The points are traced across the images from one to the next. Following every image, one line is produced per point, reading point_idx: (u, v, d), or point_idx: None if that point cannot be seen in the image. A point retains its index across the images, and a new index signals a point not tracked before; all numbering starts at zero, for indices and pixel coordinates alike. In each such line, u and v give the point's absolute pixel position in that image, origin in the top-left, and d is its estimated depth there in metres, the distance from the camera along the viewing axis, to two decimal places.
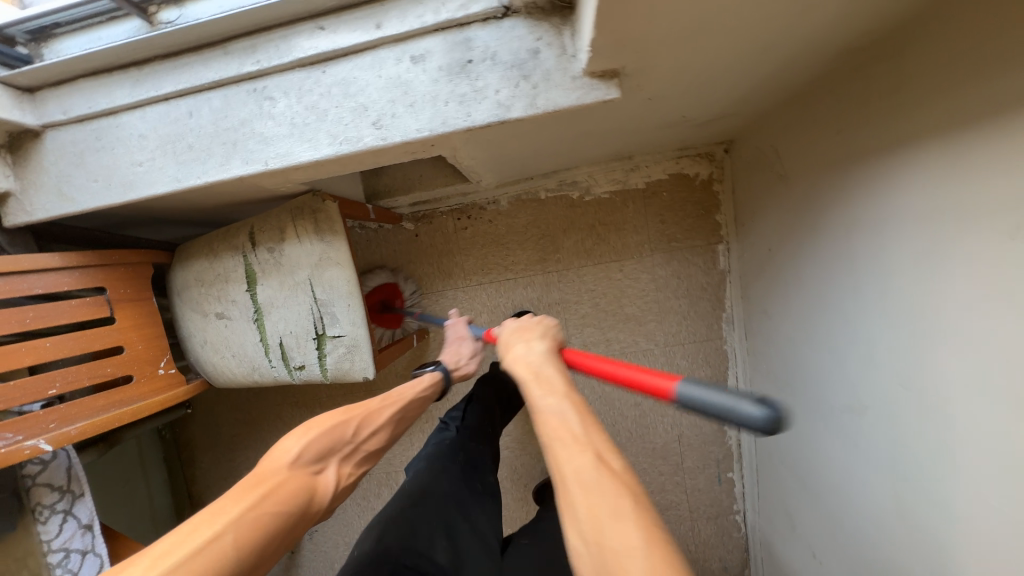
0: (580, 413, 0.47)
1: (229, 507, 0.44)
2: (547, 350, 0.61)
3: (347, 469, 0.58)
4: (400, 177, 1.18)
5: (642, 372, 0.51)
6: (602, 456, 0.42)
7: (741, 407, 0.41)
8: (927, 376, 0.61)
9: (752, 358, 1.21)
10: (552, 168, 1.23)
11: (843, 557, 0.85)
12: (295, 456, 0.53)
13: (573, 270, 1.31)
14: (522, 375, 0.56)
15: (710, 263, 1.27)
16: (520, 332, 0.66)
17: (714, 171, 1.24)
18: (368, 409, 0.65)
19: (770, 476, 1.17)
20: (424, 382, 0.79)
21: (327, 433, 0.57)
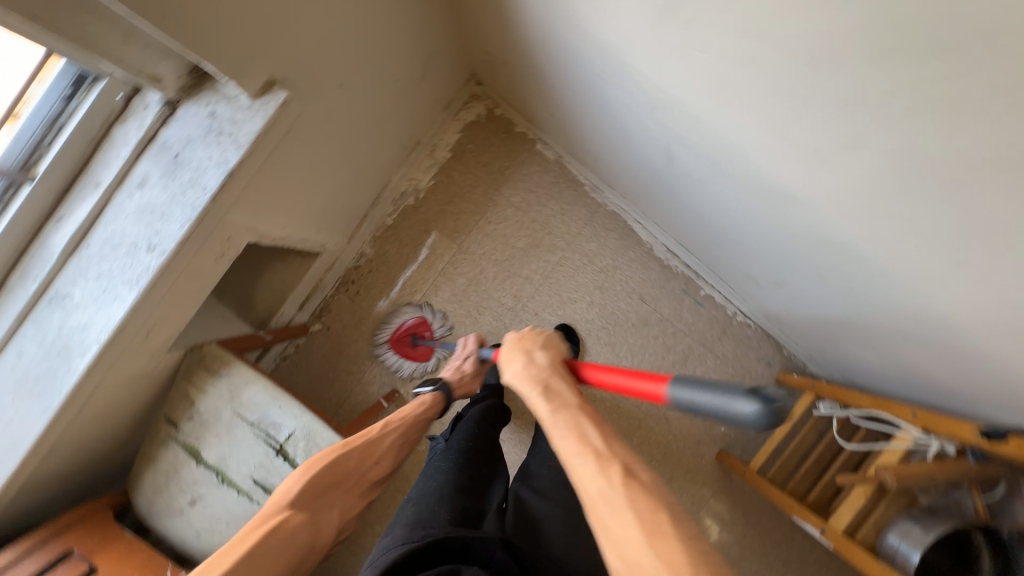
0: (591, 421, 0.57)
1: (266, 522, 0.66)
2: (549, 363, 0.67)
3: (351, 495, 0.78)
4: (271, 292, 1.28)
5: (636, 380, 0.60)
6: (608, 462, 0.51)
7: (733, 404, 0.45)
8: (648, 90, 0.73)
9: (627, 197, 1.32)
10: (376, 195, 1.37)
11: (779, 257, 0.91)
12: (294, 498, 0.70)
13: (459, 251, 1.40)
14: (527, 392, 0.63)
15: (544, 162, 1.40)
16: (513, 347, 0.71)
17: (487, 103, 1.40)
18: (375, 441, 0.84)
19: (715, 260, 1.24)
20: (424, 404, 0.96)
21: (323, 474, 0.75)
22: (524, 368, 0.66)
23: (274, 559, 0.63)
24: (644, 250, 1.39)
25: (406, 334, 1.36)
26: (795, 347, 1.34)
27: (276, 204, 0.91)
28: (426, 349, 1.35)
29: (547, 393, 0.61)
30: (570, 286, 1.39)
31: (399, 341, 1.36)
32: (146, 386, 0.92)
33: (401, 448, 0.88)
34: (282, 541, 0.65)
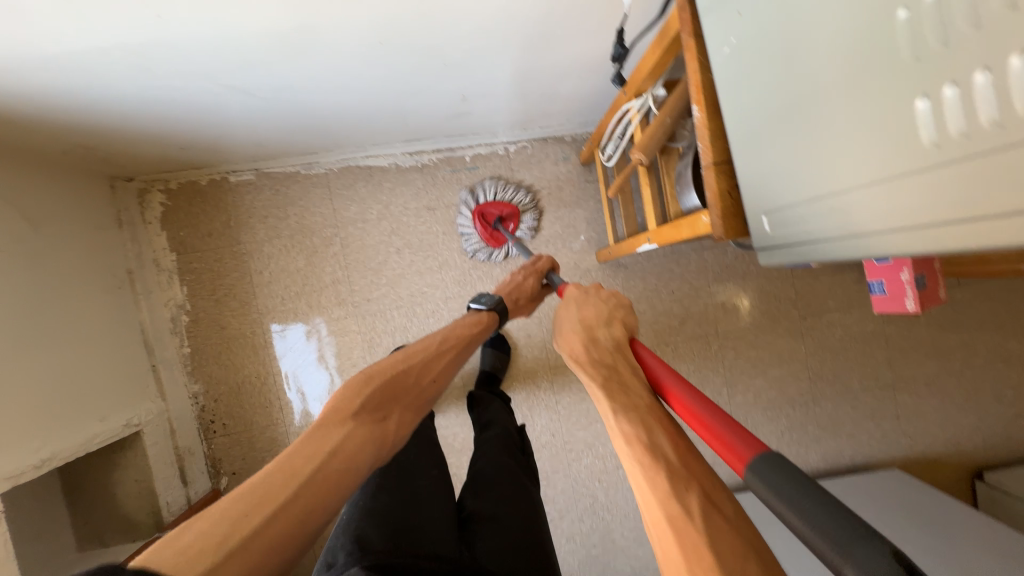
0: (665, 428, 0.47)
1: (338, 427, 0.60)
2: (613, 347, 0.61)
3: (408, 413, 0.69)
4: (138, 495, 1.18)
5: (718, 441, 0.43)
6: (686, 483, 0.42)
7: (853, 572, 0.29)
8: (110, 48, 0.67)
9: (328, 147, 1.28)
10: (144, 344, 1.25)
11: (404, 79, 0.90)
12: (361, 406, 0.63)
13: (266, 314, 1.35)
14: (587, 380, 0.56)
15: (250, 186, 1.33)
16: (570, 328, 0.65)
17: (158, 188, 1.31)
18: (434, 355, 0.77)
19: (427, 128, 1.22)
20: (483, 320, 0.93)
21: (387, 384, 0.68)
22: (584, 350, 0.60)
23: (332, 482, 0.56)
24: (394, 172, 1.37)
25: (490, 218, 1.33)
26: (569, 130, 1.39)
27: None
28: (503, 236, 1.34)
29: (609, 391, 0.53)
30: (370, 254, 1.37)
31: (483, 216, 1.33)
32: None
33: (449, 373, 0.79)
34: (350, 444, 0.59)
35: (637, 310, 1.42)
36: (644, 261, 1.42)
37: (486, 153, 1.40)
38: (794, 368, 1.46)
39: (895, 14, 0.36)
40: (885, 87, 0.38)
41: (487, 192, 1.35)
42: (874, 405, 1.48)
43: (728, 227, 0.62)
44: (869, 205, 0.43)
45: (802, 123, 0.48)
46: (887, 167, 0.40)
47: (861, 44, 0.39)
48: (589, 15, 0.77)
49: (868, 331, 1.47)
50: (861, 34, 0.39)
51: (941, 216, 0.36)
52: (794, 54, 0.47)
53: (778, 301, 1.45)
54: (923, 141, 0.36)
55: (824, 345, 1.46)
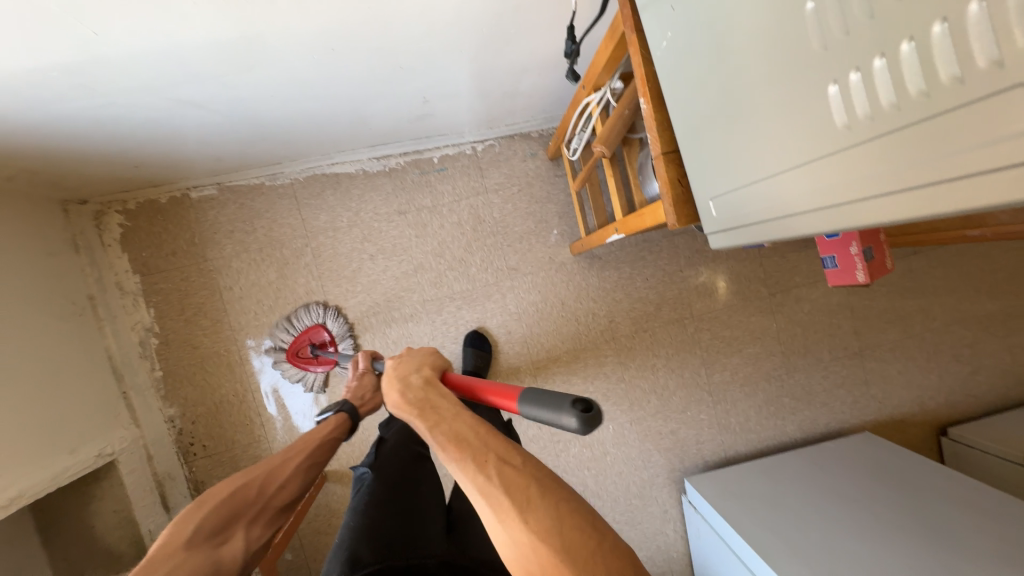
0: (462, 423, 0.62)
1: (168, 559, 0.61)
2: (423, 382, 0.71)
3: (255, 529, 0.72)
4: (118, 525, 1.15)
5: (501, 396, 0.65)
6: (490, 461, 0.56)
7: (562, 419, 0.53)
8: (47, 69, 0.65)
9: (292, 157, 1.26)
10: (113, 371, 1.21)
11: (359, 85, 0.90)
12: (193, 536, 0.65)
13: (240, 330, 1.32)
14: (410, 414, 0.66)
15: (213, 201, 1.30)
16: (393, 377, 0.74)
17: (116, 209, 1.26)
18: (278, 465, 0.80)
19: (391, 132, 1.22)
20: (334, 424, 0.92)
21: (221, 505, 0.70)
22: (402, 395, 0.70)
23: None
24: (361, 178, 1.35)
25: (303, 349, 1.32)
26: (535, 126, 1.40)
27: None
28: (328, 358, 1.30)
29: (426, 413, 0.65)
30: (344, 262, 1.35)
31: (298, 353, 1.32)
32: None
33: (300, 477, 0.82)
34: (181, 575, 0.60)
35: (614, 299, 1.45)
36: (617, 250, 1.45)
37: (453, 154, 1.39)
38: (766, 344, 1.51)
39: (803, 8, 0.39)
40: (800, 73, 0.41)
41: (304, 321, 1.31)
42: (844, 373, 1.54)
43: (681, 215, 0.65)
44: (794, 188, 0.46)
45: (732, 112, 0.51)
46: (806, 152, 0.43)
47: (776, 36, 0.43)
48: (540, 11, 0.78)
49: (834, 303, 1.53)
50: (776, 27, 0.42)
51: (860, 192, 0.39)
52: (718, 48, 0.50)
53: (748, 280, 1.50)
54: (837, 122, 0.39)
55: (794, 320, 1.52)
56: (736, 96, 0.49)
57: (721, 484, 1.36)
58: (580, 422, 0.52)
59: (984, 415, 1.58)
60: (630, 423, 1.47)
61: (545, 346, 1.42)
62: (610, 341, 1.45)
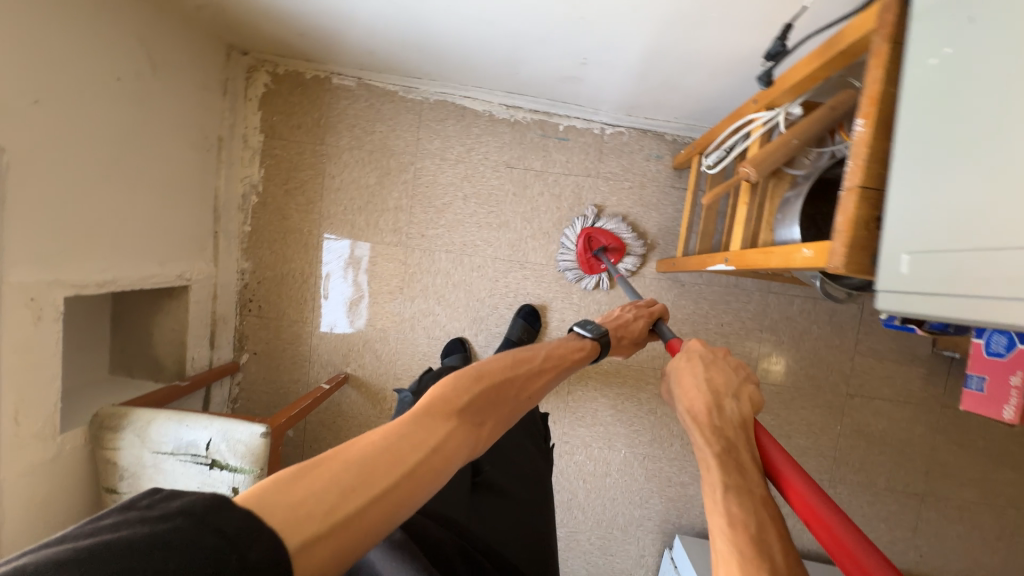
0: (774, 521, 0.49)
1: (439, 424, 0.63)
2: (739, 421, 0.62)
3: (494, 429, 0.70)
4: (170, 342, 1.27)
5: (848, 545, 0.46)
6: (775, 564, 0.46)
7: None
8: None
9: (433, 76, 1.27)
10: (214, 210, 1.31)
11: (529, 21, 0.87)
12: (463, 408, 0.66)
13: (327, 218, 1.39)
14: (703, 441, 0.59)
15: (349, 92, 1.35)
16: (693, 382, 0.67)
17: (266, 69, 1.34)
18: (538, 371, 0.80)
19: (532, 84, 1.19)
20: (586, 347, 0.91)
21: (484, 395, 0.70)
22: (707, 412, 0.62)
23: (423, 483, 0.57)
24: (486, 120, 1.35)
25: (596, 244, 1.31)
26: (672, 129, 1.31)
27: (68, 251, 0.91)
28: (599, 266, 1.31)
29: (726, 457, 0.56)
30: (438, 192, 1.37)
31: (588, 240, 1.31)
32: (66, 471, 0.95)
33: (543, 394, 0.80)
34: (446, 443, 0.62)
35: (679, 331, 1.37)
36: (703, 284, 1.35)
37: (582, 127, 1.34)
38: (821, 442, 1.37)
39: None
40: None
41: (584, 224, 1.32)
42: (893, 510, 1.37)
43: (850, 260, 0.57)
44: None
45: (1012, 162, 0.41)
46: None
47: None
48: (756, 1, 0.71)
49: (915, 433, 1.36)
50: None
51: None
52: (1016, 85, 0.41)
53: (830, 371, 1.36)
54: None
55: (862, 431, 1.36)
56: (1009, 157, 0.42)
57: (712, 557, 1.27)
58: None
59: None
60: (643, 457, 1.41)
61: None
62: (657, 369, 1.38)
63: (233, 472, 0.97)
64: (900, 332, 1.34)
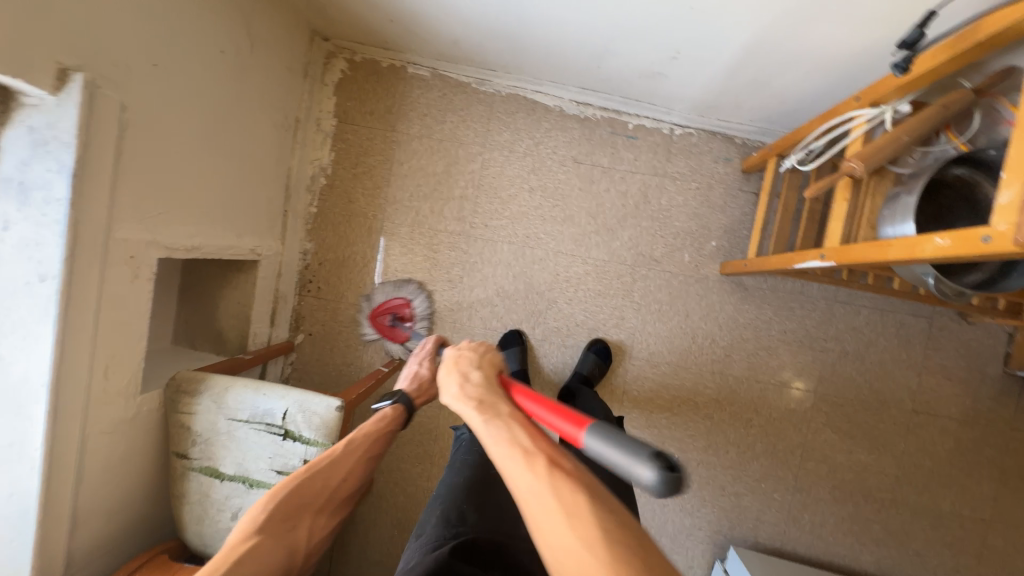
0: (520, 425, 0.65)
1: (246, 542, 0.70)
2: (480, 380, 0.75)
3: (320, 521, 0.81)
4: (234, 315, 1.28)
5: (561, 420, 0.62)
6: (535, 456, 0.59)
7: (636, 468, 0.49)
8: None
9: (508, 69, 1.29)
10: (286, 189, 1.33)
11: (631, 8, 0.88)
12: (267, 519, 0.74)
13: (391, 203, 1.40)
14: (467, 403, 0.71)
15: (422, 81, 1.37)
16: (457, 366, 0.79)
17: (344, 56, 1.38)
18: (341, 458, 0.86)
19: (610, 80, 1.20)
20: (387, 416, 0.96)
21: (291, 498, 0.78)
22: (459, 388, 0.74)
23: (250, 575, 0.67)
24: (556, 115, 1.36)
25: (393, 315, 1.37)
26: (743, 132, 1.31)
27: (166, 213, 0.93)
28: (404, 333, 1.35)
29: (481, 405, 0.69)
30: (504, 183, 1.38)
31: (382, 318, 1.37)
32: (141, 431, 0.95)
33: (357, 472, 0.88)
34: (256, 556, 0.69)
35: (739, 336, 1.35)
36: (767, 289, 1.34)
37: (651, 127, 1.35)
38: (883, 458, 1.33)
39: None
40: None
41: (392, 293, 1.38)
42: (959, 534, 1.32)
43: None
44: None
45: None
46: None
47: None
48: None
49: (983, 455, 1.31)
50: None
51: None
52: None
53: (895, 386, 1.32)
54: None
55: (927, 450, 1.32)
56: None
57: (771, 571, 1.23)
58: (661, 481, 0.47)
59: None
60: (696, 464, 1.37)
61: (650, 347, 1.36)
62: (715, 373, 1.35)
63: (305, 445, 0.96)
64: (970, 349, 1.30)
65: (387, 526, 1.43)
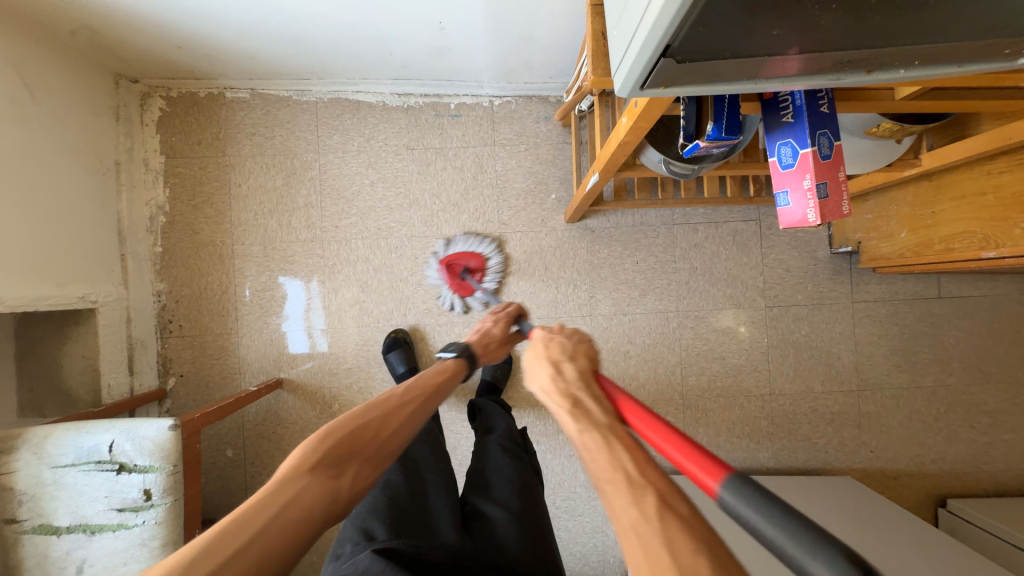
0: (622, 443, 0.51)
1: (283, 493, 0.53)
2: (578, 377, 0.63)
3: (366, 468, 0.60)
4: (83, 372, 1.23)
5: (687, 451, 0.47)
6: (642, 488, 0.45)
7: (802, 557, 0.34)
8: None
9: (320, 73, 1.33)
10: (117, 233, 1.31)
11: None
12: (314, 468, 0.56)
13: (239, 226, 1.40)
14: (556, 407, 0.60)
15: (244, 103, 1.40)
16: (539, 358, 0.68)
17: (159, 94, 1.38)
18: (405, 400, 0.69)
19: (409, 64, 1.27)
20: (449, 368, 0.80)
21: (340, 440, 0.60)
22: (551, 379, 0.63)
23: (272, 556, 0.48)
24: (380, 109, 1.41)
25: (457, 267, 1.37)
26: (553, 90, 1.41)
27: None
28: (471, 286, 1.37)
29: (576, 407, 0.58)
30: (345, 183, 1.41)
31: (450, 266, 1.37)
32: None
33: (420, 415, 0.70)
34: (291, 514, 0.52)
35: (598, 276, 1.41)
36: (612, 227, 1.42)
37: (472, 103, 1.43)
38: (754, 358, 1.41)
39: None
40: None
41: (343, 269, 1.40)
42: (836, 410, 1.40)
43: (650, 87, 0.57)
44: None
45: None
46: None
47: None
48: None
49: (837, 332, 1.42)
50: None
51: None
52: None
53: (745, 288, 1.42)
54: None
55: (788, 339, 1.41)
56: None
57: None
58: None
59: (997, 495, 1.39)
60: None
61: (519, 306, 1.40)
62: (586, 316, 1.41)
63: (143, 474, 0.92)
64: (799, 240, 1.42)
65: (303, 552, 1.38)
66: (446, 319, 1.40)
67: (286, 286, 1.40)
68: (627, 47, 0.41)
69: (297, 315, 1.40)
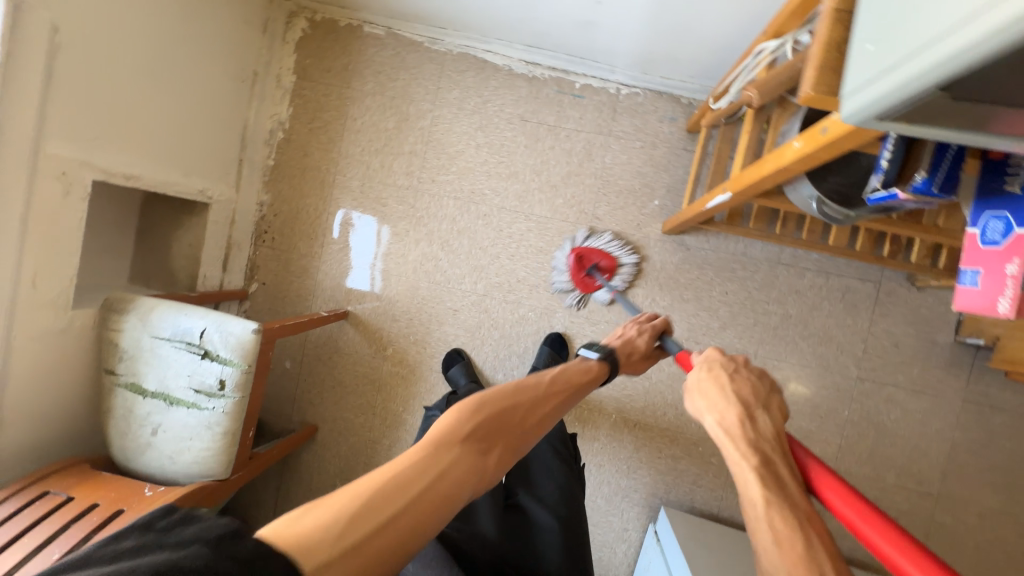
0: (827, 549, 0.50)
1: (447, 452, 0.63)
2: (773, 436, 0.60)
3: (509, 451, 0.69)
4: (186, 257, 1.34)
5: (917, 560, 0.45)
6: None
7: None
8: None
9: (457, 25, 1.31)
10: (241, 139, 1.39)
11: None
12: (466, 435, 0.66)
13: (345, 158, 1.44)
14: (742, 458, 0.57)
15: (378, 40, 1.42)
16: (716, 386, 0.65)
17: (304, 15, 1.43)
18: (540, 401, 0.77)
19: (549, 33, 1.22)
20: (592, 370, 0.87)
21: (489, 419, 0.69)
22: (738, 424, 0.60)
23: (441, 500, 0.58)
24: (505, 73, 1.38)
25: (587, 262, 1.33)
26: (688, 91, 1.31)
27: (102, 138, 0.99)
28: (595, 283, 1.33)
29: (769, 477, 0.55)
30: (452, 140, 1.41)
31: (580, 260, 1.33)
32: (73, 344, 1.00)
33: (553, 418, 0.78)
34: (457, 470, 0.62)
35: (680, 296, 1.33)
36: (709, 250, 1.32)
37: (599, 86, 1.36)
38: (826, 427, 1.29)
39: None
40: None
41: (428, 224, 1.42)
42: (904, 509, 1.26)
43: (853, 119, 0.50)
44: None
45: None
46: None
47: None
48: None
49: (931, 427, 1.26)
50: None
51: None
52: None
53: (839, 351, 1.28)
54: None
55: (871, 419, 1.27)
56: None
57: (698, 531, 1.21)
58: None
59: None
60: (633, 425, 1.36)
61: (590, 304, 1.36)
62: None
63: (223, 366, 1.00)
64: (919, 316, 1.26)
65: (328, 473, 1.47)
66: (513, 298, 1.39)
67: (358, 221, 1.45)
68: (886, 67, 0.34)
69: (372, 255, 1.45)
